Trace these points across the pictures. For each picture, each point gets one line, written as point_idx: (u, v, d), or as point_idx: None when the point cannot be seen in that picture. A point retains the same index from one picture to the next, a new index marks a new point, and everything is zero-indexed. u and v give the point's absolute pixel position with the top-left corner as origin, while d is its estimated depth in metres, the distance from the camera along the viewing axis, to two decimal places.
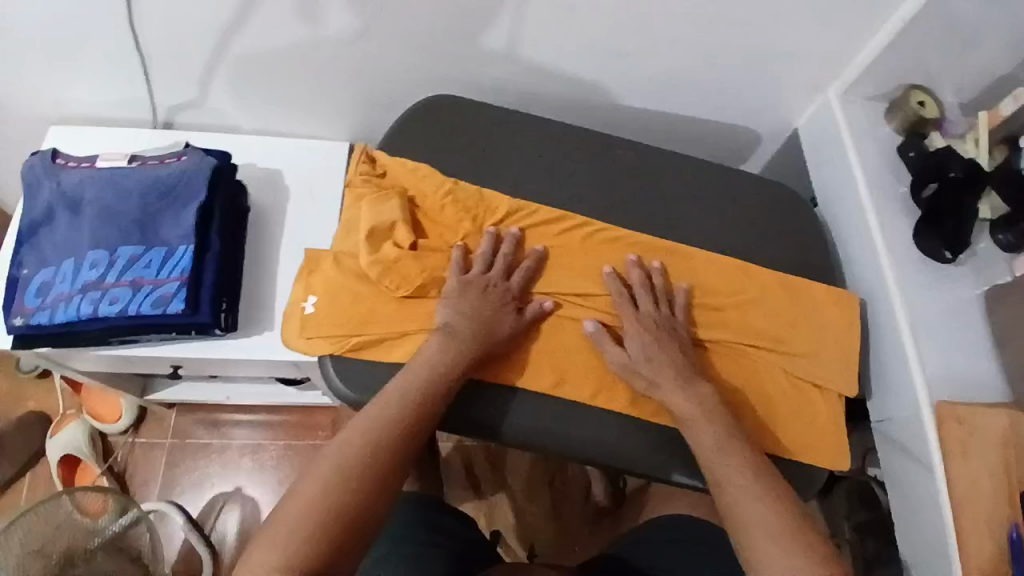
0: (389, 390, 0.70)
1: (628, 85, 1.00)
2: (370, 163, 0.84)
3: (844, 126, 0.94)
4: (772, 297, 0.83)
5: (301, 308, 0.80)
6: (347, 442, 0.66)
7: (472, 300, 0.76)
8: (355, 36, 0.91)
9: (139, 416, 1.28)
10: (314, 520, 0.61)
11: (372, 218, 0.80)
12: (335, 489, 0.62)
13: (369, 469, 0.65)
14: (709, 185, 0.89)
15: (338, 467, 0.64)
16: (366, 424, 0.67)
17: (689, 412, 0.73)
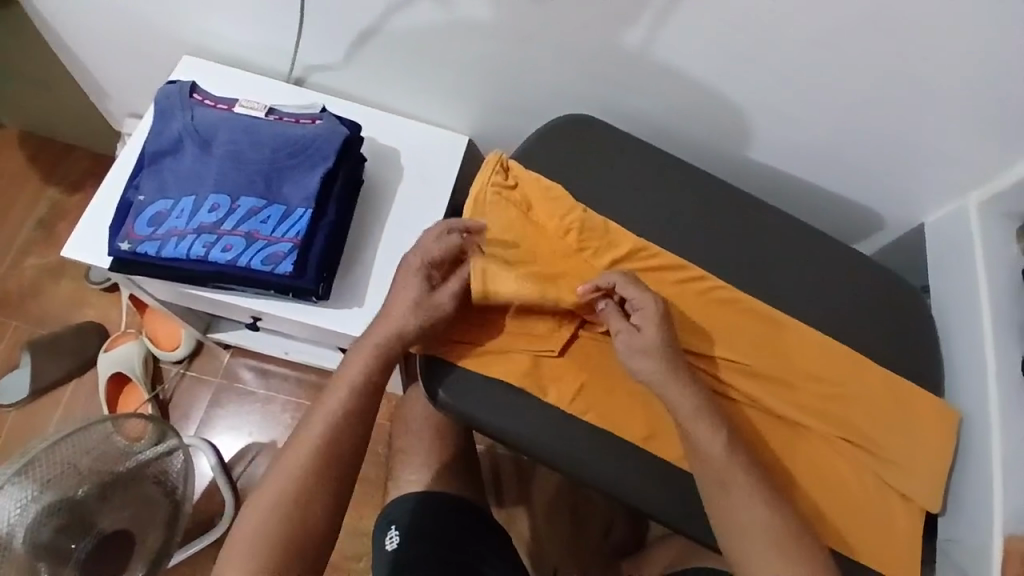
0: (318, 412, 0.74)
1: (763, 141, 1.00)
2: (503, 170, 0.84)
3: (977, 234, 0.91)
4: (876, 396, 0.81)
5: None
6: (280, 479, 0.71)
7: (406, 309, 0.74)
8: (511, 36, 0.91)
9: (194, 350, 1.29)
10: (272, 526, 0.69)
11: (505, 232, 0.81)
12: (274, 520, 0.70)
13: (304, 501, 0.71)
14: (827, 265, 0.89)
15: (275, 506, 0.70)
16: (300, 460, 0.72)
17: None
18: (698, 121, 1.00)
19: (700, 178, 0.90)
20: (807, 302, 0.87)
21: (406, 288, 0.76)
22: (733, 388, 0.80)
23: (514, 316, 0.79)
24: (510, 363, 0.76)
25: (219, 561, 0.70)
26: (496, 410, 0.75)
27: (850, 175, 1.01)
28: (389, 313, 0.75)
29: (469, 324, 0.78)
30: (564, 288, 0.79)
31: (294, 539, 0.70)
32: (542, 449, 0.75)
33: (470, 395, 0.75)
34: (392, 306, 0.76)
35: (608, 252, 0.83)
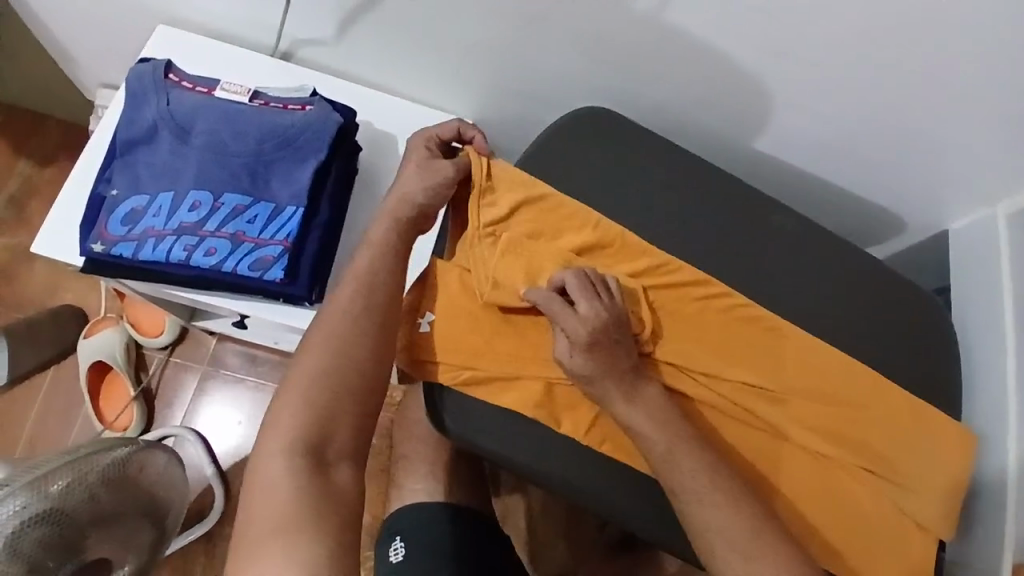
0: (348, 277, 0.71)
1: (787, 138, 0.94)
2: (488, 175, 0.77)
3: (1004, 248, 0.88)
4: (897, 419, 0.78)
5: (418, 325, 0.74)
6: (321, 341, 0.67)
7: (416, 184, 0.74)
8: (524, 18, 0.83)
9: (178, 337, 1.23)
10: (320, 375, 0.66)
11: (511, 245, 0.76)
12: (322, 371, 0.66)
13: (349, 362, 0.67)
14: (846, 276, 0.85)
15: (321, 364, 0.66)
16: (341, 322, 0.68)
17: (684, 470, 0.67)
18: (722, 114, 0.93)
19: (720, 183, 0.84)
20: (824, 317, 0.84)
21: (415, 169, 0.75)
22: (756, 414, 0.76)
23: (528, 334, 0.74)
24: (521, 391, 0.72)
25: (262, 429, 0.65)
26: (506, 441, 0.71)
27: (877, 175, 0.95)
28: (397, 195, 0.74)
29: (478, 348, 0.72)
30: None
31: (343, 398, 0.66)
32: (554, 478, 0.71)
33: (476, 423, 0.71)
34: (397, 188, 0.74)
35: (623, 266, 0.78)
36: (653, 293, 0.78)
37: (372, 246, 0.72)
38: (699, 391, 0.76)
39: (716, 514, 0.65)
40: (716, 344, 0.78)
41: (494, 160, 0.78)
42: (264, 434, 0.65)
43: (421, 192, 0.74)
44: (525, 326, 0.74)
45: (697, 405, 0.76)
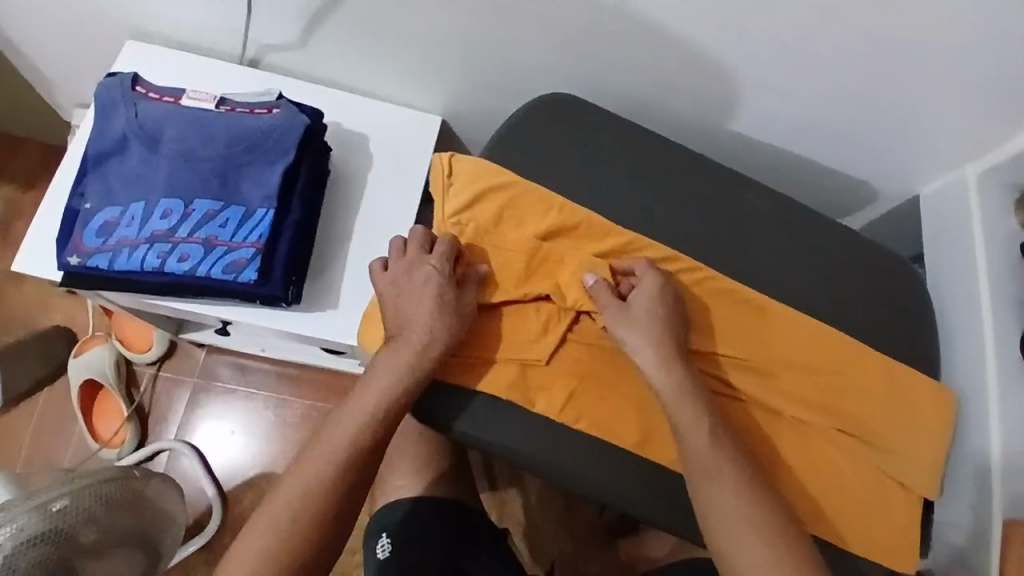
0: (374, 390, 0.68)
1: (754, 115, 0.94)
2: (449, 171, 0.79)
3: (976, 210, 0.89)
4: (875, 382, 0.79)
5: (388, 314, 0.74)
6: (321, 457, 0.66)
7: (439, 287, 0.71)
8: (484, 11, 0.84)
9: (168, 351, 1.24)
10: (315, 498, 0.65)
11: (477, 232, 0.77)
12: (315, 491, 0.65)
13: (342, 486, 0.66)
14: (818, 246, 0.86)
15: (315, 485, 0.65)
16: (346, 439, 0.67)
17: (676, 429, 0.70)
18: (687, 95, 0.94)
19: (687, 160, 0.85)
20: (798, 288, 0.84)
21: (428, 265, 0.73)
22: (732, 383, 0.77)
23: (499, 318, 0.75)
24: (492, 373, 0.72)
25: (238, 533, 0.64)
26: (483, 423, 0.71)
27: (847, 146, 0.96)
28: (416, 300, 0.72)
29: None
30: (542, 280, 0.76)
31: (321, 526, 0.64)
32: (534, 459, 0.71)
33: (451, 408, 0.71)
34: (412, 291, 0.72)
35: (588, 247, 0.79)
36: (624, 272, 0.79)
37: (404, 350, 0.69)
38: None
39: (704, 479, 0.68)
40: (688, 318, 0.79)
41: (452, 157, 0.80)
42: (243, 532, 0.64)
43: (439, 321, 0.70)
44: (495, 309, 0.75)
45: None
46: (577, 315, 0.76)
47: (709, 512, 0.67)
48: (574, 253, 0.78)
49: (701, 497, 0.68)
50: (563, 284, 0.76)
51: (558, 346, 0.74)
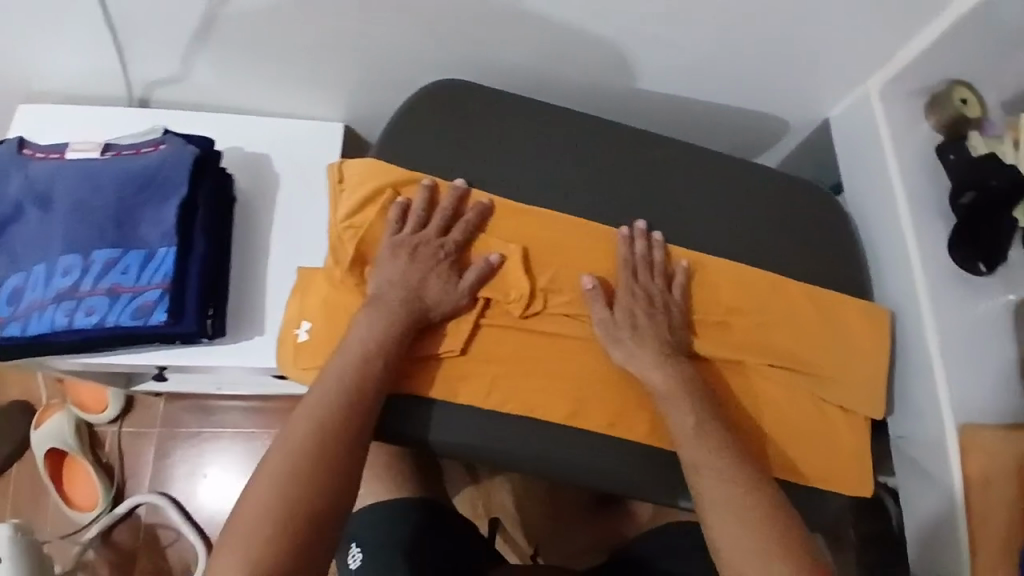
0: (331, 368, 0.68)
1: (650, 69, 0.93)
2: (340, 176, 0.77)
3: (882, 126, 0.88)
4: (801, 313, 0.81)
5: (295, 335, 0.75)
6: (287, 452, 0.64)
7: (400, 268, 0.73)
8: (355, 13, 0.83)
9: (126, 408, 1.23)
10: (285, 491, 0.62)
11: (371, 237, 0.75)
12: (287, 482, 0.62)
13: (320, 458, 0.64)
14: (725, 185, 0.85)
15: (283, 478, 0.63)
16: (319, 407, 0.66)
17: (689, 431, 0.71)
18: (580, 65, 0.92)
19: (583, 125, 0.85)
20: (716, 234, 0.84)
21: (403, 252, 0.74)
22: None
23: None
24: (414, 376, 0.73)
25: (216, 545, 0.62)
26: (415, 423, 0.73)
27: (750, 83, 0.95)
28: (383, 288, 0.73)
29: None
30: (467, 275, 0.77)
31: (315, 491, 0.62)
32: (472, 450, 0.74)
33: (397, 411, 0.73)
34: (383, 283, 0.73)
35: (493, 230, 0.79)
36: (539, 250, 0.79)
37: (364, 320, 0.71)
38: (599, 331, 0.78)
39: (712, 468, 0.69)
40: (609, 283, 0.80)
41: (343, 163, 0.78)
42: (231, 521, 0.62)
43: (405, 284, 0.73)
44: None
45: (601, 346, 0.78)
46: (487, 301, 0.77)
47: (705, 491, 0.69)
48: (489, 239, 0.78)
49: (700, 488, 0.69)
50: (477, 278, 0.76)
51: (474, 334, 0.76)
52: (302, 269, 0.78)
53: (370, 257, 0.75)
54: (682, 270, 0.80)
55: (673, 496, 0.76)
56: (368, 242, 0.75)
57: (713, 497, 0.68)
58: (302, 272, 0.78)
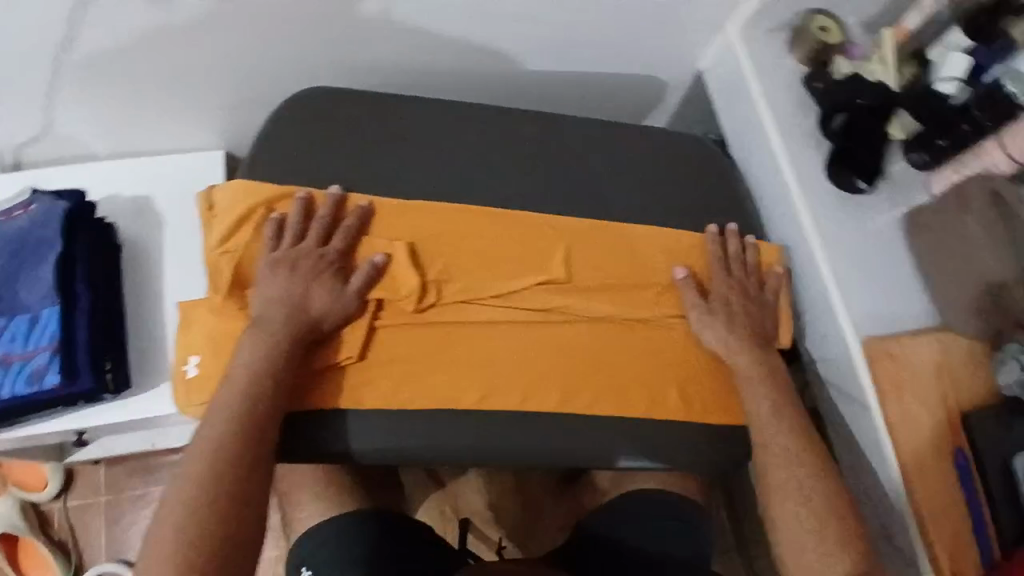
0: (222, 396, 0.68)
1: (518, 48, 0.93)
2: (209, 204, 0.77)
3: (748, 67, 0.90)
4: (684, 261, 0.85)
5: (184, 371, 0.74)
6: (186, 487, 0.63)
7: (281, 284, 0.73)
8: (207, 41, 0.82)
9: (68, 480, 1.19)
10: (186, 527, 0.61)
11: (249, 259, 0.76)
12: (187, 517, 0.62)
13: (220, 486, 0.64)
14: (605, 149, 0.88)
15: (183, 514, 0.62)
16: (215, 437, 0.66)
17: (771, 415, 0.78)
18: (448, 56, 0.92)
19: (456, 114, 0.85)
20: (606, 196, 0.87)
21: (283, 267, 0.74)
22: (547, 310, 0.81)
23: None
24: (312, 391, 0.73)
25: None
26: (317, 436, 0.73)
27: (620, 45, 0.95)
28: (265, 307, 0.72)
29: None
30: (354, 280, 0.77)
31: (218, 531, 0.62)
32: (386, 453, 0.74)
33: (300, 431, 0.73)
34: (266, 301, 0.73)
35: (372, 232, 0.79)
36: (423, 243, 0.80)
37: (249, 344, 0.70)
38: (496, 312, 0.80)
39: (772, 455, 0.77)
40: (498, 265, 0.81)
41: (211, 191, 0.78)
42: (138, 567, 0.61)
43: (290, 299, 0.72)
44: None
45: (501, 326, 0.79)
46: (379, 302, 0.77)
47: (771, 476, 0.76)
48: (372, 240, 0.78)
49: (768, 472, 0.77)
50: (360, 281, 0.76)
51: (367, 336, 0.76)
52: (184, 303, 0.77)
53: (250, 280, 0.76)
54: (777, 274, 0.87)
55: (599, 461, 0.78)
56: (246, 265, 0.76)
57: (779, 483, 0.76)
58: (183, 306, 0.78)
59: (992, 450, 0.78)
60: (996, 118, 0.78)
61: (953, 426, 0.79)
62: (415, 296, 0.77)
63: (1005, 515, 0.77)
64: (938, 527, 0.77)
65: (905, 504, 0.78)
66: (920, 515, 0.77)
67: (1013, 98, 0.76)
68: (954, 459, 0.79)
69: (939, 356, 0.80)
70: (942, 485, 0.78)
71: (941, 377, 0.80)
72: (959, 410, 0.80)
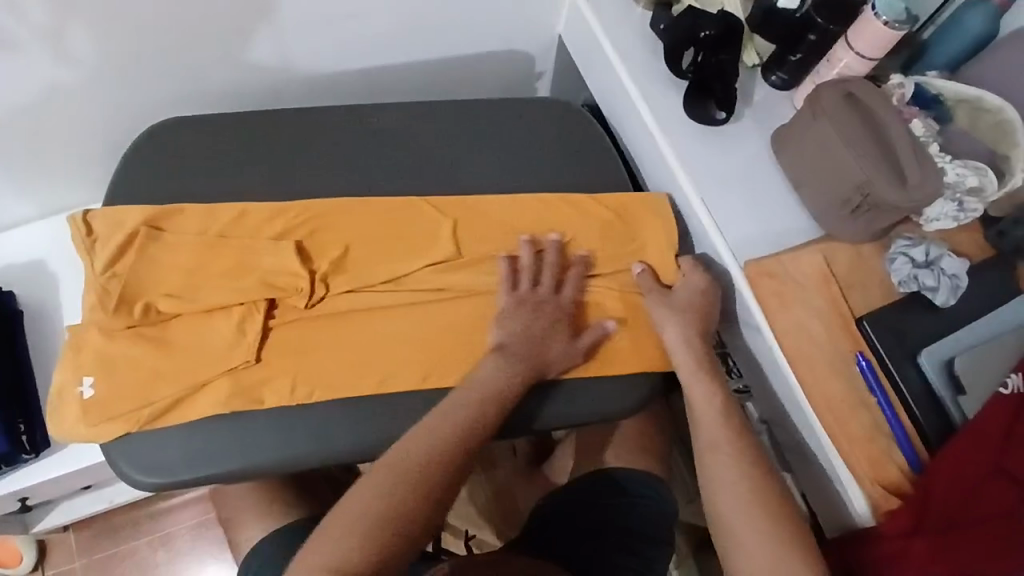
0: (468, 393, 0.77)
1: (372, 50, 0.96)
2: (88, 229, 0.81)
3: (593, 22, 0.92)
4: (564, 213, 0.88)
5: (79, 392, 0.77)
6: (391, 476, 0.71)
7: (522, 327, 0.81)
8: (63, 98, 0.85)
9: (42, 552, 1.22)
10: (376, 514, 0.69)
11: (134, 278, 0.79)
12: (380, 506, 0.69)
13: (409, 491, 0.71)
14: (467, 129, 0.91)
15: (380, 500, 0.70)
16: (437, 438, 0.74)
17: (719, 428, 0.80)
18: (306, 71, 0.95)
19: (314, 122, 0.88)
20: (475, 172, 0.89)
21: (524, 306, 0.82)
22: (445, 290, 0.84)
23: (193, 343, 0.79)
24: (208, 394, 0.77)
25: (304, 548, 0.69)
26: (217, 456, 0.76)
27: (471, 27, 0.97)
28: (508, 338, 0.81)
29: (147, 385, 0.77)
30: (245, 281, 0.80)
31: (407, 535, 0.69)
32: (278, 461, 0.76)
33: (213, 449, 0.76)
34: (513, 336, 0.81)
35: (257, 235, 0.82)
36: (308, 242, 0.83)
37: (489, 367, 0.78)
38: (384, 297, 0.82)
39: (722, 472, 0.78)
40: (378, 253, 0.84)
41: (87, 216, 0.81)
42: (320, 529, 0.69)
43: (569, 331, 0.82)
44: (185, 335, 0.80)
45: (390, 311, 0.82)
46: (269, 301, 0.81)
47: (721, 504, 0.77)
48: (253, 242, 0.82)
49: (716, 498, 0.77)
50: (246, 284, 0.80)
51: (266, 336, 0.80)
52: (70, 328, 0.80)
53: (137, 298, 0.79)
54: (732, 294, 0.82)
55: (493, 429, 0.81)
56: (131, 286, 0.79)
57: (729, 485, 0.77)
58: (71, 332, 0.80)
59: (895, 348, 0.77)
60: (839, 20, 0.80)
61: (852, 332, 0.79)
62: (310, 291, 0.81)
63: (920, 412, 0.75)
64: (845, 433, 0.75)
65: (814, 420, 0.77)
66: (825, 425, 0.76)
67: None
68: (855, 365, 0.77)
69: (821, 264, 0.80)
70: (849, 392, 0.77)
71: (828, 284, 0.80)
72: (854, 313, 0.79)
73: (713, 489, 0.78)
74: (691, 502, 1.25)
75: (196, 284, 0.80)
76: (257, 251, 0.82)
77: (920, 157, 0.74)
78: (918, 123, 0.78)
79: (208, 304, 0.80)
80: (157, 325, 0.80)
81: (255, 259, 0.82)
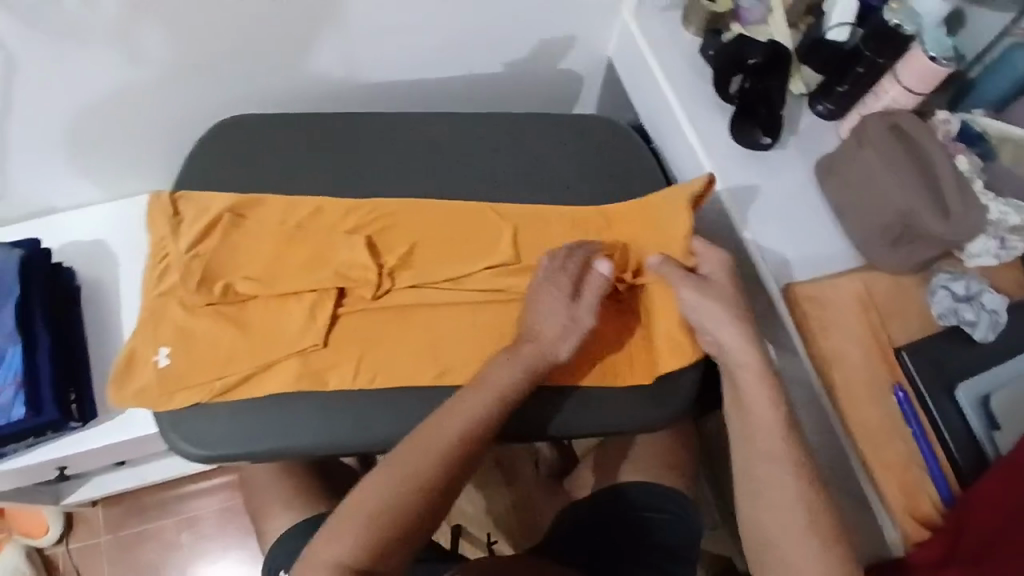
0: (503, 371, 0.77)
1: (430, 61, 1.00)
2: (175, 211, 0.85)
3: (645, 46, 0.95)
4: (628, 223, 0.89)
5: (155, 361, 0.81)
6: (445, 430, 0.74)
7: (551, 318, 0.80)
8: (139, 90, 0.89)
9: (69, 525, 1.25)
10: (425, 467, 0.72)
11: (216, 259, 0.83)
12: (431, 459, 0.72)
13: (457, 448, 0.73)
14: (517, 142, 0.93)
15: (428, 454, 0.73)
16: (493, 399, 0.76)
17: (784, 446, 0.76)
18: (367, 78, 1.00)
19: (372, 126, 0.91)
20: (523, 182, 0.92)
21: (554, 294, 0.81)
22: (505, 291, 0.85)
23: (266, 325, 0.82)
24: (277, 375, 0.79)
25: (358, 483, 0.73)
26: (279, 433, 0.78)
27: (526, 45, 1.01)
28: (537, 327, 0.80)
29: (218, 360, 0.80)
30: (319, 271, 0.83)
31: (446, 489, 0.73)
32: (323, 446, 0.78)
33: (275, 428, 0.78)
34: (535, 324, 0.80)
35: (331, 227, 0.86)
36: (378, 237, 0.86)
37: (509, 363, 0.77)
38: (441, 294, 0.84)
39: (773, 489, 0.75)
40: (437, 253, 0.87)
41: (173, 197, 0.85)
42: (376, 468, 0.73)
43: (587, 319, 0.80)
44: (258, 316, 0.83)
45: (444, 308, 0.84)
46: (339, 291, 0.83)
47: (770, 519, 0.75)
48: (329, 235, 0.85)
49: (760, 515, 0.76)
50: (319, 272, 0.83)
51: (334, 324, 0.82)
52: (151, 300, 0.84)
53: (217, 279, 0.83)
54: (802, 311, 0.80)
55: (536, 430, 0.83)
56: (213, 266, 0.83)
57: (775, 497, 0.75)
58: (147, 305, 0.84)
59: (932, 379, 0.77)
60: (886, 52, 0.80)
61: (889, 361, 0.79)
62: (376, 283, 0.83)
63: (955, 444, 0.75)
64: (879, 460, 0.75)
65: (849, 447, 0.77)
66: (860, 451, 0.76)
67: (897, 30, 0.78)
68: (892, 394, 0.77)
69: (861, 291, 0.81)
70: (885, 420, 0.77)
71: (867, 312, 0.81)
72: (891, 342, 0.80)
73: (747, 484, 0.78)
74: (711, 526, 1.24)
75: (276, 270, 0.84)
76: (325, 243, 0.85)
77: (965, 191, 0.76)
78: (963, 158, 0.79)
79: (282, 291, 0.83)
80: (235, 304, 0.83)
81: (325, 252, 0.85)
